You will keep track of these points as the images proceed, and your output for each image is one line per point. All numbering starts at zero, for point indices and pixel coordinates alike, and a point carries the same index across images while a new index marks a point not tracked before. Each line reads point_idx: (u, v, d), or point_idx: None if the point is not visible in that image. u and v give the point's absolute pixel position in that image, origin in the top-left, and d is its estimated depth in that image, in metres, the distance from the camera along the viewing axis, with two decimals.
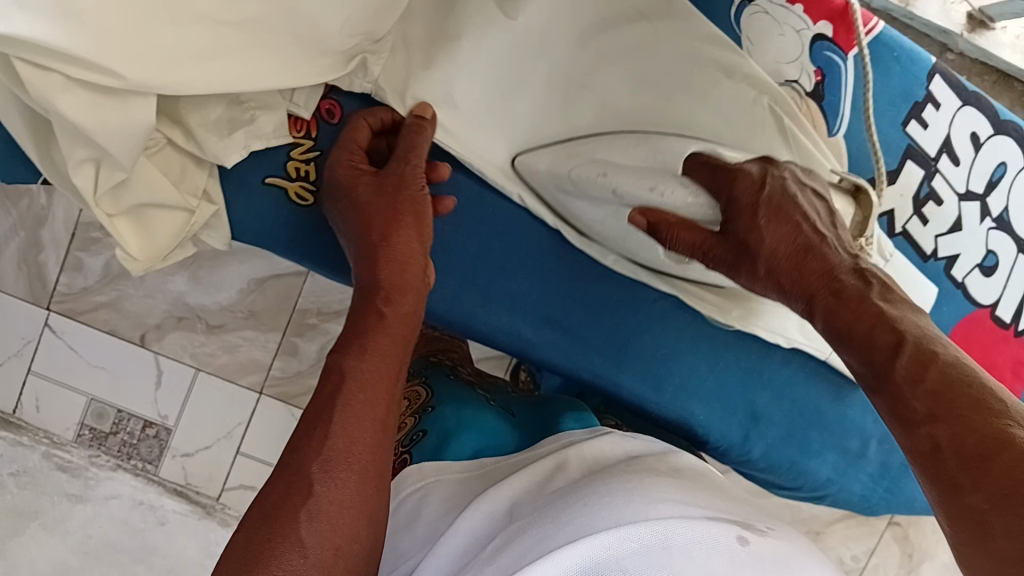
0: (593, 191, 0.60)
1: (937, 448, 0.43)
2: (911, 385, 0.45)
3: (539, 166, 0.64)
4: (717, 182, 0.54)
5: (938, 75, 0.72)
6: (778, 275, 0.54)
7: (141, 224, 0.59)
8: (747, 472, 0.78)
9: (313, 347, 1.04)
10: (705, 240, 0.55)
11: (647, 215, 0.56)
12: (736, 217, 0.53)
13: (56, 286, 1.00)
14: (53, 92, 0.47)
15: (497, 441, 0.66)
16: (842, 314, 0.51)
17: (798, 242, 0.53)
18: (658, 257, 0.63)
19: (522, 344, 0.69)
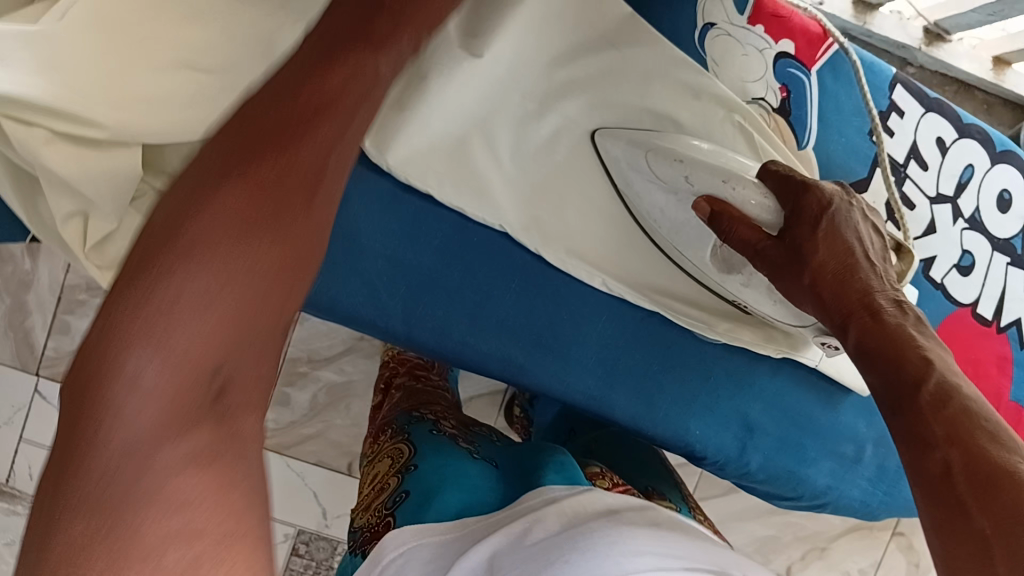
0: (662, 173, 0.63)
1: (949, 473, 0.43)
2: (934, 411, 0.46)
3: (610, 153, 0.66)
4: (786, 190, 0.58)
5: (898, 84, 0.75)
6: (822, 289, 0.55)
7: None
8: (746, 483, 0.78)
9: (305, 396, 1.09)
10: (760, 240, 0.57)
11: (712, 202, 0.59)
12: (798, 227, 0.56)
13: (45, 351, 1.00)
14: (40, 148, 0.50)
15: (477, 492, 0.68)
16: (875, 333, 0.52)
17: (846, 263, 0.55)
18: (703, 260, 0.66)
19: (514, 370, 0.69)
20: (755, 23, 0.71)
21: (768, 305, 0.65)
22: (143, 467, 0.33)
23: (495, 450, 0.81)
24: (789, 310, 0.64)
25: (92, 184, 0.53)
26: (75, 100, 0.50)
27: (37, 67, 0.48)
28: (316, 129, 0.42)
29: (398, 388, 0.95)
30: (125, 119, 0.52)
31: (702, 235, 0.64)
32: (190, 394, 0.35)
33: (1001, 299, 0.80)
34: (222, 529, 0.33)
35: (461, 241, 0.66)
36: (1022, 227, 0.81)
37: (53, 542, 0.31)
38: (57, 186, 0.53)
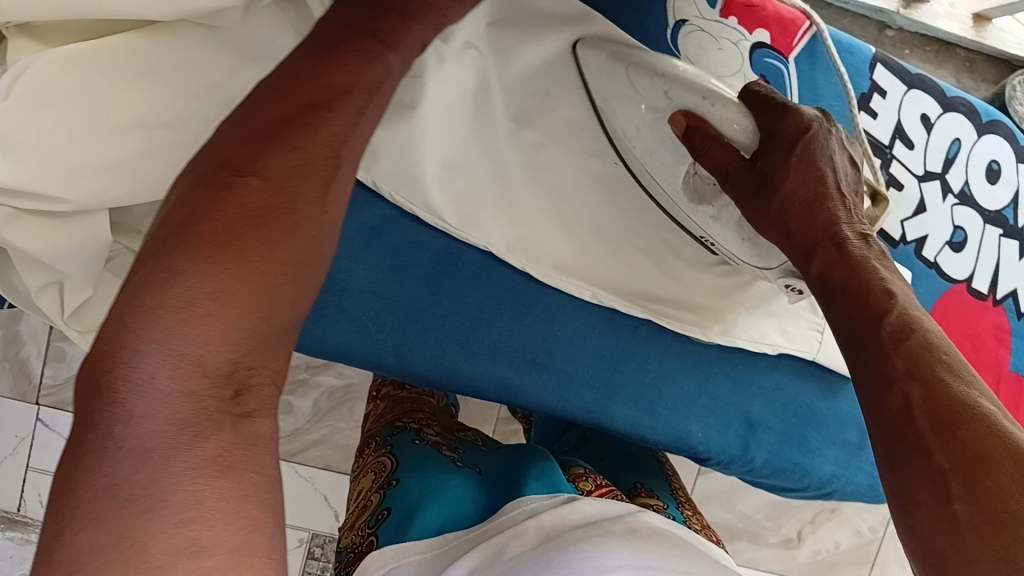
0: (642, 88, 0.59)
1: (909, 407, 0.41)
2: (895, 345, 0.44)
3: (591, 67, 0.62)
4: (768, 110, 0.55)
5: (880, 64, 0.74)
6: (788, 217, 0.53)
7: None
8: (752, 479, 0.77)
9: (307, 403, 1.10)
10: (730, 161, 0.56)
11: (690, 116, 0.58)
12: (769, 151, 0.54)
13: (41, 380, 1.11)
14: (9, 228, 0.49)
15: (459, 504, 0.69)
16: (839, 265, 0.50)
17: (819, 190, 0.52)
18: (674, 188, 0.63)
19: (511, 392, 0.68)
20: (728, 15, 0.69)
21: (734, 244, 0.63)
22: (156, 465, 0.31)
23: (479, 456, 0.81)
24: (756, 249, 0.62)
25: (63, 260, 0.53)
26: (38, 180, 0.48)
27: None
28: (331, 124, 0.40)
29: (384, 399, 0.96)
30: (90, 187, 0.51)
31: (676, 159, 0.62)
32: (204, 391, 0.33)
33: (995, 272, 0.79)
34: (237, 543, 0.30)
35: (444, 267, 0.65)
36: (1013, 197, 0.80)
37: (56, 559, 0.28)
38: (30, 265, 0.53)
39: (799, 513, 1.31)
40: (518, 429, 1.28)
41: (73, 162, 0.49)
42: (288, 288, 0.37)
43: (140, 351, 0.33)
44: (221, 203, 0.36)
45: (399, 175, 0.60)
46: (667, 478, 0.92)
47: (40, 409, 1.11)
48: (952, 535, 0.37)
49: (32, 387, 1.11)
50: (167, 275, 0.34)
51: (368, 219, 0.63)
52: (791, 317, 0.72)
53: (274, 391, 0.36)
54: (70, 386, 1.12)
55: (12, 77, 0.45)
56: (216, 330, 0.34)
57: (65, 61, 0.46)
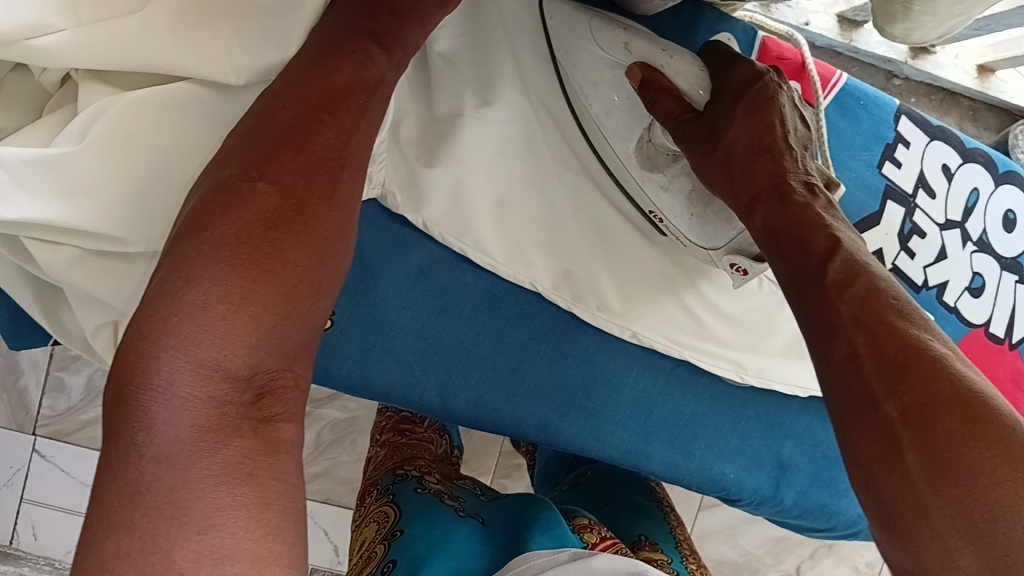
0: (602, 42, 0.58)
1: (854, 357, 0.40)
2: (840, 292, 0.43)
3: (552, 19, 0.61)
4: (721, 64, 0.57)
5: (903, 115, 0.77)
6: (734, 164, 0.52)
7: None
8: (780, 520, 0.78)
9: (309, 435, 1.16)
10: (681, 115, 0.55)
11: (645, 69, 0.56)
12: (720, 103, 0.55)
13: (40, 410, 1.10)
14: (69, 268, 0.50)
15: (463, 556, 0.69)
16: (784, 215, 0.48)
17: (763, 141, 0.52)
18: (625, 152, 0.61)
19: (551, 434, 0.68)
20: (763, 68, 0.72)
21: (683, 221, 0.61)
22: (178, 473, 0.33)
23: (481, 506, 0.81)
24: (703, 229, 0.60)
25: (125, 303, 0.52)
26: (101, 221, 0.48)
27: (61, 193, 0.46)
28: (329, 127, 0.43)
29: (384, 447, 0.96)
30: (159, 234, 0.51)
31: (631, 123, 0.60)
32: (225, 398, 0.36)
33: (1012, 316, 0.81)
34: (258, 551, 0.33)
35: (489, 309, 0.66)
36: None
37: (90, 560, 0.31)
38: (88, 300, 0.53)
39: (799, 549, 1.32)
40: (521, 463, 1.28)
41: (152, 205, 0.50)
42: (300, 290, 0.39)
43: (160, 358, 0.35)
44: (229, 209, 0.38)
45: (449, 215, 0.62)
46: (670, 527, 0.92)
47: (37, 440, 1.10)
48: (904, 486, 0.37)
49: (30, 417, 1.10)
50: (180, 285, 0.36)
51: (417, 259, 0.64)
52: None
53: (296, 394, 0.39)
54: (68, 416, 1.11)
55: (87, 119, 0.47)
56: (230, 336, 0.36)
57: (139, 107, 0.48)
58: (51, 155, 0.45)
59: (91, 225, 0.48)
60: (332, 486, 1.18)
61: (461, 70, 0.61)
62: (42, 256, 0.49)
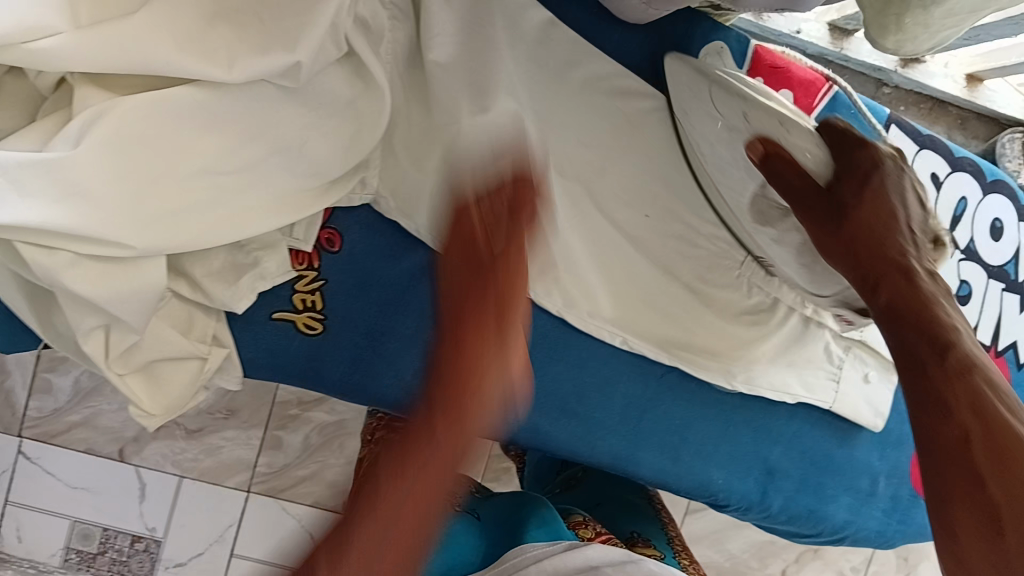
0: (721, 106, 0.63)
1: (965, 439, 0.47)
2: (954, 374, 0.50)
3: (675, 78, 0.67)
4: (841, 145, 0.60)
5: (892, 123, 0.78)
6: (858, 244, 0.58)
7: (154, 380, 0.58)
8: (768, 524, 0.79)
9: (298, 438, 1.16)
10: (805, 187, 0.59)
11: (767, 143, 0.60)
12: (844, 183, 0.60)
13: (27, 411, 1.09)
14: (65, 271, 0.49)
15: (459, 553, 0.70)
16: (904, 296, 0.56)
17: (881, 227, 0.59)
18: (739, 205, 0.66)
19: (541, 438, 0.69)
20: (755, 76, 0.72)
21: (792, 269, 0.66)
22: None
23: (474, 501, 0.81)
24: (810, 275, 0.66)
25: (123, 305, 0.51)
26: (102, 226, 0.48)
27: (59, 197, 0.46)
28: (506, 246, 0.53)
29: (377, 446, 0.95)
30: (156, 237, 0.51)
31: (744, 180, 0.64)
32: None
33: (998, 324, 0.82)
34: None
35: None
36: (1015, 253, 0.84)
37: None
38: (79, 302, 0.52)
39: (785, 552, 1.32)
40: (509, 467, 1.28)
41: (147, 208, 0.50)
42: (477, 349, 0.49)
43: None
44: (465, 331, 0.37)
45: (443, 219, 0.62)
46: (663, 525, 0.94)
47: (22, 441, 1.10)
48: (986, 553, 0.43)
49: (17, 418, 1.09)
50: None
51: (408, 267, 0.64)
52: (810, 367, 0.74)
53: None
54: (55, 418, 1.10)
55: (83, 122, 0.46)
56: None
57: (140, 109, 0.48)
58: (49, 158, 0.45)
59: (86, 230, 0.47)
60: (319, 489, 1.18)
61: (453, 80, 0.60)
62: (35, 260, 0.48)
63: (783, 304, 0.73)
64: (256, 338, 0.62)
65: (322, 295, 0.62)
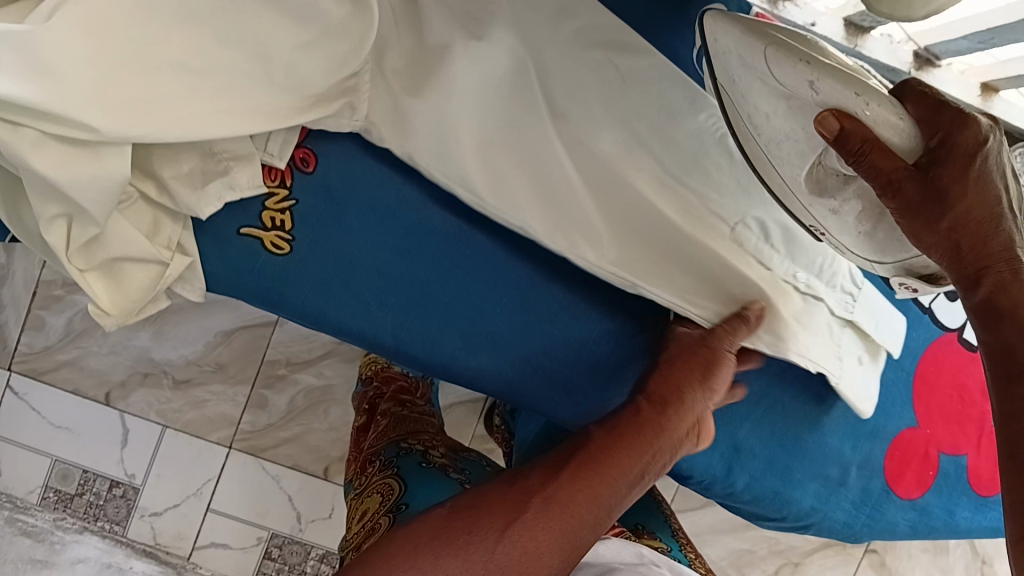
0: (783, 78, 0.53)
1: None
2: None
3: (714, 37, 0.57)
4: (941, 120, 0.51)
5: None
6: (960, 234, 0.54)
7: (115, 279, 0.58)
8: (730, 504, 0.77)
9: (283, 399, 1.16)
10: (895, 172, 0.51)
11: (845, 122, 0.50)
12: (945, 164, 0.52)
13: (18, 346, 1.09)
14: (30, 149, 0.48)
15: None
16: (1010, 290, 0.56)
17: (988, 210, 0.54)
18: (794, 178, 0.60)
19: (503, 386, 0.70)
20: None
21: (849, 237, 0.62)
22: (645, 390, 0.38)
23: None
24: (870, 244, 0.62)
25: (84, 190, 0.51)
26: (66, 102, 0.47)
27: (26, 73, 0.46)
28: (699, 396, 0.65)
29: (386, 417, 0.96)
30: (121, 124, 0.50)
31: (803, 153, 0.58)
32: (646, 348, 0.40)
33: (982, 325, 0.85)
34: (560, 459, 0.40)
35: (452, 254, 0.66)
36: None
37: None
38: (43, 189, 0.51)
39: (764, 564, 1.24)
40: (493, 448, 1.25)
41: (115, 95, 0.50)
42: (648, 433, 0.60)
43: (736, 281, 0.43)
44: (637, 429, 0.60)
45: (433, 151, 0.61)
46: (665, 518, 0.90)
47: (11, 375, 1.10)
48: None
49: (6, 352, 1.09)
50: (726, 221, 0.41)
51: (384, 197, 0.63)
52: (810, 338, 0.72)
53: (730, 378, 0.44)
54: (45, 356, 1.10)
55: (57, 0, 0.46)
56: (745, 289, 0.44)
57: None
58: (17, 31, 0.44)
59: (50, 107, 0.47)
60: (301, 452, 1.17)
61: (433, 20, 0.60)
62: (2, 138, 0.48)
63: (776, 273, 0.70)
64: (223, 250, 0.62)
65: (292, 215, 0.62)
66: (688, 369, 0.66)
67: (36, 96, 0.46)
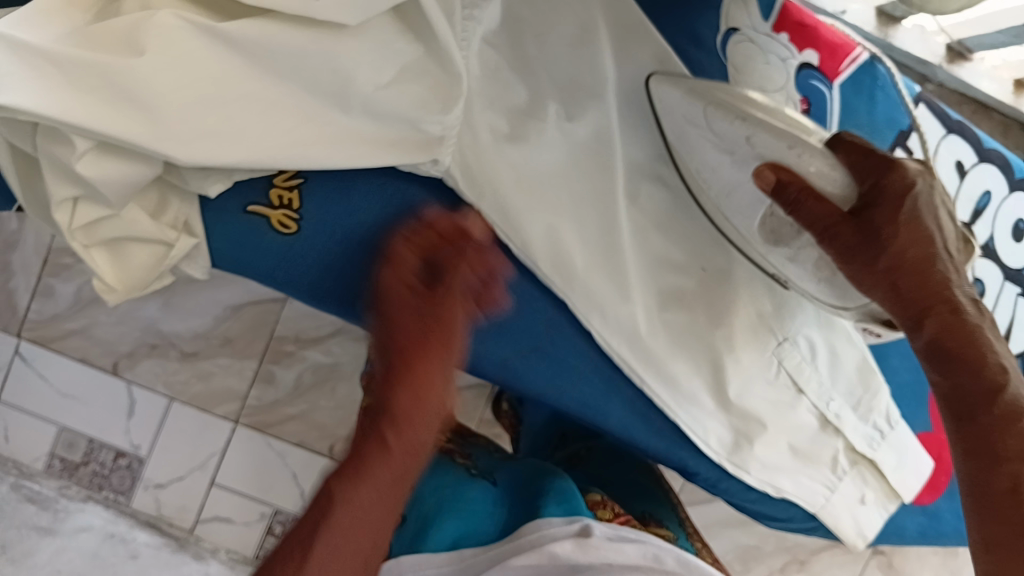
0: (721, 132, 0.59)
1: (1015, 488, 0.56)
2: (1008, 420, 0.58)
3: (663, 99, 0.62)
4: (868, 167, 0.56)
5: (921, 105, 0.77)
6: (898, 277, 0.57)
7: (117, 254, 0.58)
8: (737, 502, 0.79)
9: (290, 375, 1.13)
10: (831, 218, 0.56)
11: (779, 172, 0.56)
12: (876, 207, 0.55)
13: (27, 314, 1.09)
14: (78, 159, 0.50)
15: (478, 519, 0.66)
16: (954, 334, 0.58)
17: (928, 251, 0.57)
18: (750, 229, 0.64)
19: (509, 373, 0.69)
20: (781, 31, 0.68)
21: (809, 282, 0.63)
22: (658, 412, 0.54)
23: (493, 464, 0.78)
24: (833, 290, 0.63)
25: (112, 189, 0.52)
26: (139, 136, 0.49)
27: (96, 97, 0.48)
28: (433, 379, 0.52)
29: None
30: (194, 151, 0.51)
31: (754, 203, 0.61)
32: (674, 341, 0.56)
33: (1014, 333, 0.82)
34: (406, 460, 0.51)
35: None
36: None
37: None
38: (61, 169, 0.52)
39: (770, 560, 1.23)
40: (501, 434, 1.22)
41: (180, 123, 0.50)
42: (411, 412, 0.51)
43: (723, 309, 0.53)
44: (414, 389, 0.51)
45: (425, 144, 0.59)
46: (674, 508, 0.88)
47: (20, 342, 1.10)
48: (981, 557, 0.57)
49: (16, 319, 1.09)
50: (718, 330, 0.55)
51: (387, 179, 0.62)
52: (811, 470, 0.75)
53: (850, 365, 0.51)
54: (53, 323, 1.10)
55: (136, 28, 0.48)
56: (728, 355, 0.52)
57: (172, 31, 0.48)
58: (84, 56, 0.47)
59: (117, 134, 0.48)
60: (306, 430, 1.14)
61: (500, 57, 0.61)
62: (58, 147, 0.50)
63: (806, 398, 0.73)
64: (227, 229, 0.60)
65: (300, 194, 0.61)
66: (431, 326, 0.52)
67: (100, 121, 0.48)
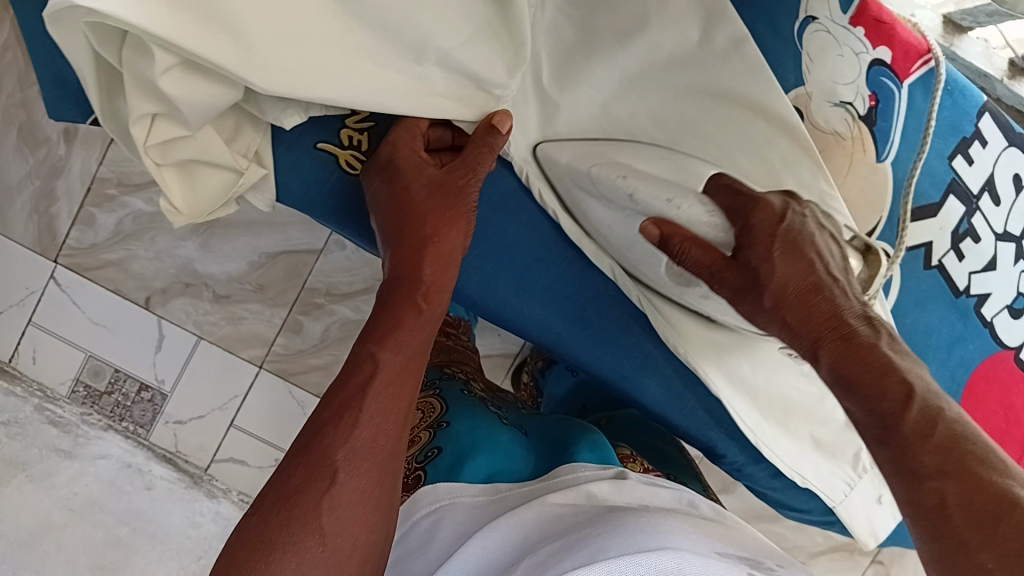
0: (608, 193, 0.61)
1: (942, 505, 0.49)
2: (922, 438, 0.51)
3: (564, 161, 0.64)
4: (735, 206, 0.58)
5: (988, 113, 0.78)
6: (784, 312, 0.57)
7: (189, 178, 0.58)
8: (760, 488, 0.80)
9: (318, 327, 1.14)
10: (714, 263, 0.58)
11: (661, 226, 0.58)
12: (752, 246, 0.57)
13: (66, 240, 1.10)
14: (162, 75, 0.49)
15: (510, 459, 0.64)
16: (850, 359, 0.55)
17: (809, 280, 0.57)
18: (663, 276, 0.65)
19: (552, 338, 0.70)
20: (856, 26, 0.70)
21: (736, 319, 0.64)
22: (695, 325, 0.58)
23: (521, 417, 0.76)
24: None
25: (192, 110, 0.52)
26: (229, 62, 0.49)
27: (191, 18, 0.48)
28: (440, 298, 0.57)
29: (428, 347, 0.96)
30: (277, 83, 0.52)
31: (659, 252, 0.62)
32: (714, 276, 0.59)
33: None
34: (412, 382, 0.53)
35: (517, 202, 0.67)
36: None
37: None
38: (146, 87, 0.51)
39: None
40: None
41: (269, 53, 0.50)
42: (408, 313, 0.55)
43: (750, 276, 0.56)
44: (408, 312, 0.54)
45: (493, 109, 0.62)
46: (698, 476, 0.86)
47: (57, 269, 1.11)
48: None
49: (55, 244, 1.10)
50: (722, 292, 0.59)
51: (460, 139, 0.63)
52: (831, 464, 0.77)
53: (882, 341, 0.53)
54: (91, 253, 1.11)
55: None
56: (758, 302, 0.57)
57: None
58: None
59: (206, 56, 0.48)
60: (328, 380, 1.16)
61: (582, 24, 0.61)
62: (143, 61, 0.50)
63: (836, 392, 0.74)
64: (296, 164, 0.62)
65: (368, 137, 0.62)
66: (443, 218, 0.57)
67: (194, 41, 0.48)
